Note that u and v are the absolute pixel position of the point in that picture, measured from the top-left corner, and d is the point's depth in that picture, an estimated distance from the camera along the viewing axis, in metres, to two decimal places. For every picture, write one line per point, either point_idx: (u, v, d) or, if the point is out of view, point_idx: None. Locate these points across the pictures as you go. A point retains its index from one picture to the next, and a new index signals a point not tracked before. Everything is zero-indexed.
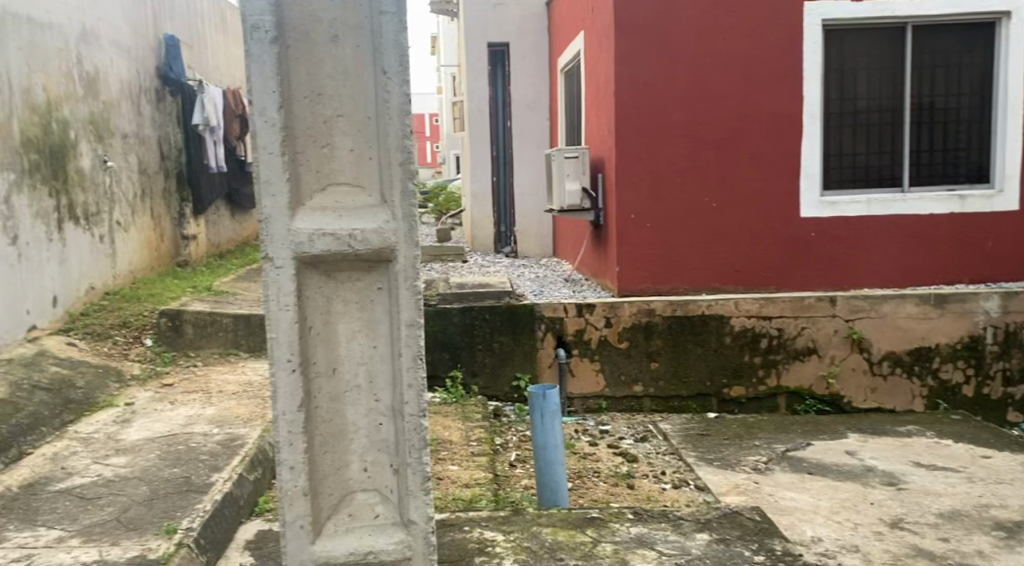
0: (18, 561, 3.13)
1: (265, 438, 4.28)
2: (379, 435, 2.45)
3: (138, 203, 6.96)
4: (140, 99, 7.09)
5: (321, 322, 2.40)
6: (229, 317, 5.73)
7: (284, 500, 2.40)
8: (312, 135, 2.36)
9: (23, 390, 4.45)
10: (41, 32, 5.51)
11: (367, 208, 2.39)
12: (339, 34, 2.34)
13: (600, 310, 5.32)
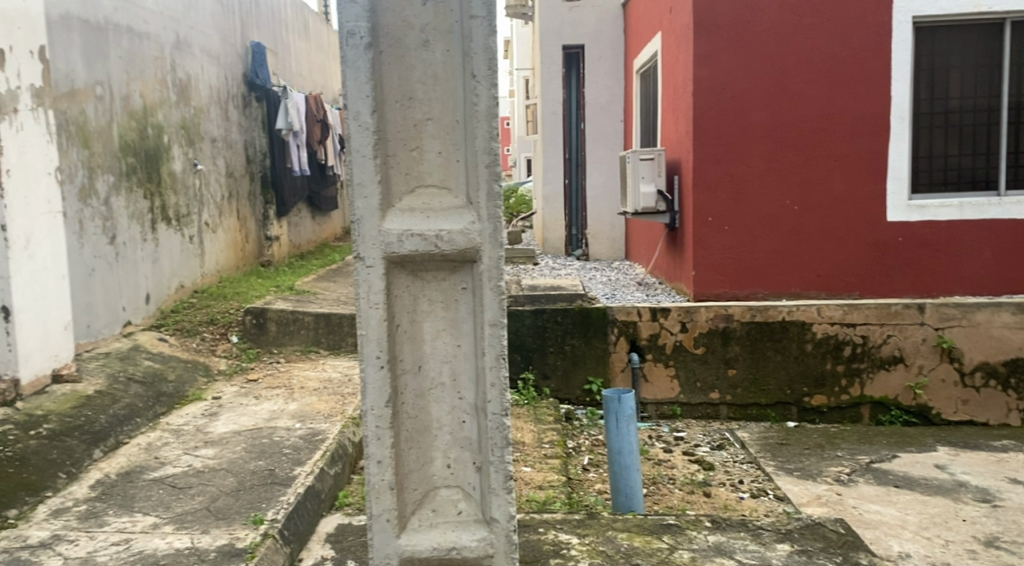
0: (117, 544, 3.27)
1: (345, 433, 4.37)
2: (462, 433, 2.50)
3: (224, 205, 7.17)
4: (228, 105, 7.32)
5: (407, 320, 2.46)
6: (310, 316, 5.86)
7: (370, 493, 2.46)
8: (402, 139, 2.42)
9: (120, 382, 4.63)
10: (140, 41, 5.73)
11: (454, 209, 2.43)
12: (430, 39, 2.39)
13: (676, 315, 5.29)
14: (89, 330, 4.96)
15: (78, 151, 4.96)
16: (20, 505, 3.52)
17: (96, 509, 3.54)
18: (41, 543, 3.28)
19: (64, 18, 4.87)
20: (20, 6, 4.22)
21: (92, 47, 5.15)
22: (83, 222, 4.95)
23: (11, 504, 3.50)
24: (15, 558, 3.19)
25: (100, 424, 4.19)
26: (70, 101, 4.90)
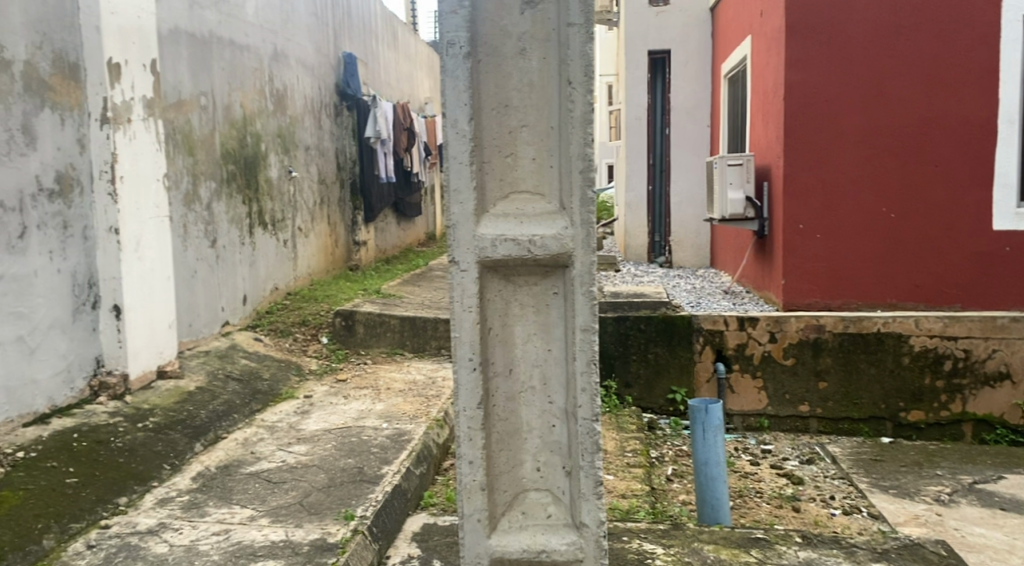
0: (217, 534, 3.38)
1: (430, 434, 4.44)
2: (552, 437, 2.52)
3: (316, 210, 7.36)
4: (321, 113, 7.51)
5: (499, 323, 2.50)
6: (396, 319, 5.96)
7: (462, 492, 2.50)
8: (497, 146, 2.46)
9: (218, 380, 4.84)
10: (241, 53, 5.93)
11: (547, 215, 2.46)
12: (528, 47, 2.43)
13: (764, 324, 5.21)
14: (191, 329, 5.15)
15: (184, 158, 5.16)
16: (129, 493, 3.67)
17: (197, 500, 3.67)
18: (148, 530, 3.42)
19: (174, 31, 5.08)
20: (136, 20, 4.46)
21: (199, 60, 5.36)
22: (186, 226, 5.15)
23: (121, 491, 3.65)
24: (125, 543, 3.33)
25: (201, 419, 4.35)
26: (177, 111, 5.10)
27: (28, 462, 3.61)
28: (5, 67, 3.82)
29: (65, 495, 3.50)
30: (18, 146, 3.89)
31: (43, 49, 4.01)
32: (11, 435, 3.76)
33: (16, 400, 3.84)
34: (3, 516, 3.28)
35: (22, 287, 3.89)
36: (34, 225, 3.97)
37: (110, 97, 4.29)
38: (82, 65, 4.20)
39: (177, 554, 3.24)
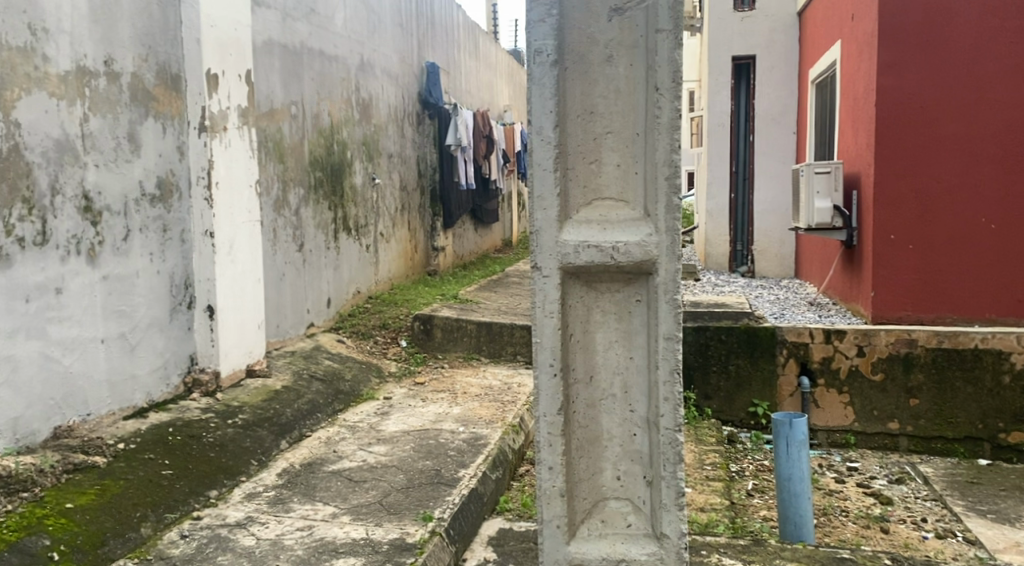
0: (301, 530, 3.46)
1: (506, 440, 4.46)
2: (633, 445, 2.51)
3: (397, 217, 7.47)
4: (405, 122, 7.62)
5: (580, 330, 2.50)
6: (473, 324, 5.99)
7: (542, 498, 2.51)
8: (582, 152, 2.46)
9: (303, 379, 4.95)
10: (330, 63, 6.06)
11: (631, 221, 2.45)
12: (614, 55, 2.43)
13: (852, 338, 5.09)
14: (278, 330, 5.30)
15: (274, 165, 5.29)
16: (219, 487, 3.78)
17: (283, 496, 3.76)
18: (237, 523, 3.52)
19: (268, 43, 5.22)
20: (232, 33, 4.60)
21: (290, 71, 5.50)
22: (276, 230, 5.29)
23: (212, 484, 3.77)
24: (216, 534, 3.43)
25: (287, 417, 4.46)
26: (270, 120, 5.24)
27: (127, 453, 3.73)
28: (115, 78, 3.99)
29: (161, 486, 3.61)
30: (124, 153, 4.04)
31: (149, 61, 4.17)
32: (112, 427, 3.90)
33: (118, 394, 3.99)
34: (105, 504, 3.39)
35: (125, 286, 4.05)
36: (136, 227, 4.12)
37: (208, 106, 4.43)
38: (183, 75, 4.36)
39: (263, 547, 3.33)
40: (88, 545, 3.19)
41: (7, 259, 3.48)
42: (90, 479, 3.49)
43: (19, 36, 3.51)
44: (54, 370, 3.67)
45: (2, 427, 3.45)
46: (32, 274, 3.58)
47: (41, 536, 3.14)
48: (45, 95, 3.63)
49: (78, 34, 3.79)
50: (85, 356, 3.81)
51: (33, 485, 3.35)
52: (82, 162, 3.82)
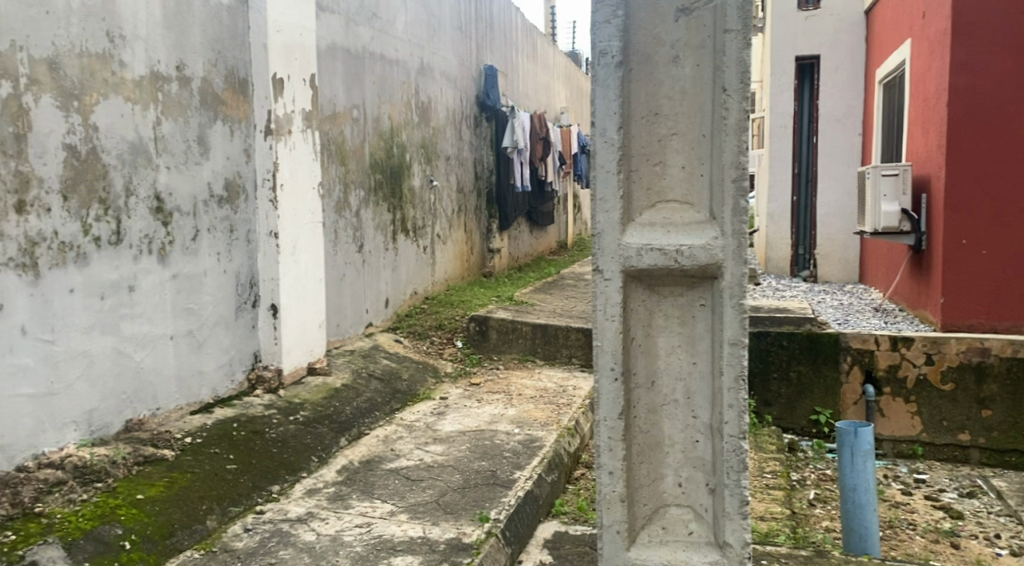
0: (360, 527, 3.49)
1: (561, 443, 4.43)
2: (695, 453, 2.46)
3: (454, 218, 7.49)
4: (462, 124, 7.65)
5: (642, 333, 2.46)
6: (528, 326, 5.97)
7: (601, 503, 2.49)
8: (646, 154, 2.43)
9: (362, 378, 4.99)
10: (391, 67, 6.09)
11: (696, 224, 2.41)
12: (681, 55, 2.38)
13: (920, 345, 4.96)
14: (338, 329, 5.35)
15: (336, 167, 5.35)
16: (282, 481, 3.83)
17: (342, 492, 3.80)
18: (297, 518, 3.55)
19: (331, 48, 5.28)
20: (298, 38, 4.65)
21: (352, 75, 5.54)
22: (337, 232, 5.35)
23: (275, 479, 3.81)
24: (278, 528, 3.46)
25: (345, 415, 4.50)
26: (332, 123, 5.30)
27: (194, 446, 3.79)
28: (186, 83, 4.06)
29: (226, 480, 3.66)
30: (194, 155, 4.11)
31: (218, 66, 4.23)
32: (180, 421, 4.00)
33: (186, 389, 4.09)
34: (173, 496, 3.45)
35: (193, 285, 4.12)
36: (205, 228, 4.19)
37: (273, 110, 4.49)
38: (250, 80, 4.42)
39: (323, 543, 3.35)
40: (158, 535, 3.24)
41: (84, 258, 3.57)
42: (160, 472, 3.56)
43: (98, 43, 3.60)
44: (127, 365, 3.77)
45: (77, 420, 3.55)
46: (107, 273, 3.67)
47: (115, 525, 3.20)
48: (121, 100, 3.71)
49: (153, 40, 3.86)
50: (155, 352, 3.90)
51: (106, 476, 3.44)
52: (155, 164, 3.90)
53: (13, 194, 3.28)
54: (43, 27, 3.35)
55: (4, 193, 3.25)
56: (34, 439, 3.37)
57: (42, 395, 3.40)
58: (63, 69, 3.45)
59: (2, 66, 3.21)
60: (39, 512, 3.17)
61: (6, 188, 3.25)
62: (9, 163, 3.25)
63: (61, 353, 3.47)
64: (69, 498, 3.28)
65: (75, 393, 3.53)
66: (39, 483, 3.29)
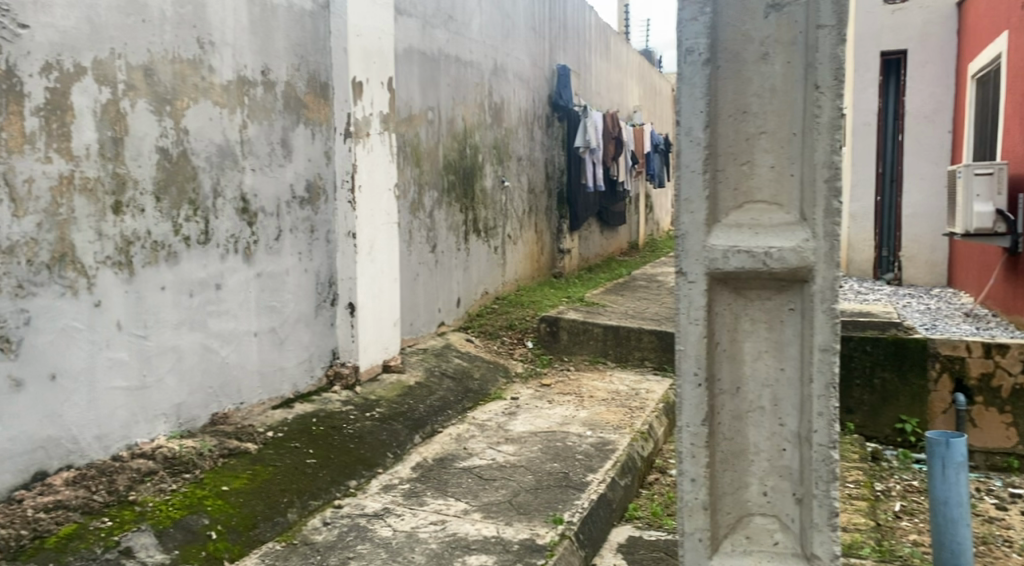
0: (435, 524, 3.48)
1: (635, 446, 4.38)
2: (782, 461, 2.39)
3: (525, 219, 7.47)
4: (535, 125, 7.63)
5: (727, 338, 2.40)
6: (600, 327, 5.91)
7: (683, 510, 2.42)
8: (734, 153, 2.36)
9: (435, 376, 5.00)
10: (465, 69, 6.10)
11: (786, 225, 2.33)
12: (771, 52, 2.31)
13: (1015, 353, 4.76)
14: (412, 328, 5.39)
15: (411, 169, 5.39)
16: (359, 477, 3.85)
17: (417, 489, 3.80)
18: (374, 513, 3.57)
19: (408, 50, 5.31)
20: (377, 43, 4.68)
21: (428, 77, 5.57)
22: (411, 232, 5.39)
23: (352, 474, 3.84)
24: (355, 523, 3.48)
25: (419, 413, 4.52)
26: (408, 125, 5.33)
27: (276, 440, 3.85)
28: (270, 87, 4.12)
29: (306, 474, 3.69)
30: (278, 157, 4.17)
31: (300, 70, 4.29)
32: (262, 415, 4.07)
33: (268, 384, 4.16)
34: (257, 488, 3.49)
35: (275, 283, 4.19)
36: (287, 228, 4.25)
37: (353, 114, 4.53)
38: (331, 84, 4.47)
39: (399, 539, 3.36)
40: (243, 526, 3.29)
41: (174, 257, 3.68)
42: (244, 464, 3.61)
43: (189, 50, 3.69)
44: (214, 360, 3.86)
45: (167, 413, 3.66)
46: (195, 271, 3.77)
47: (202, 515, 3.25)
48: (210, 104, 3.80)
49: (240, 46, 3.94)
50: (239, 348, 3.99)
51: (193, 468, 3.50)
52: (241, 166, 3.98)
53: (110, 195, 3.40)
54: (139, 35, 3.47)
55: (102, 194, 3.37)
56: (128, 430, 3.49)
57: (135, 388, 3.52)
58: (157, 75, 3.56)
59: (101, 73, 3.34)
60: (132, 500, 3.24)
61: (104, 190, 3.38)
62: (107, 165, 3.38)
63: (153, 348, 3.58)
64: (160, 488, 3.34)
65: (165, 387, 3.64)
66: (133, 472, 3.37)
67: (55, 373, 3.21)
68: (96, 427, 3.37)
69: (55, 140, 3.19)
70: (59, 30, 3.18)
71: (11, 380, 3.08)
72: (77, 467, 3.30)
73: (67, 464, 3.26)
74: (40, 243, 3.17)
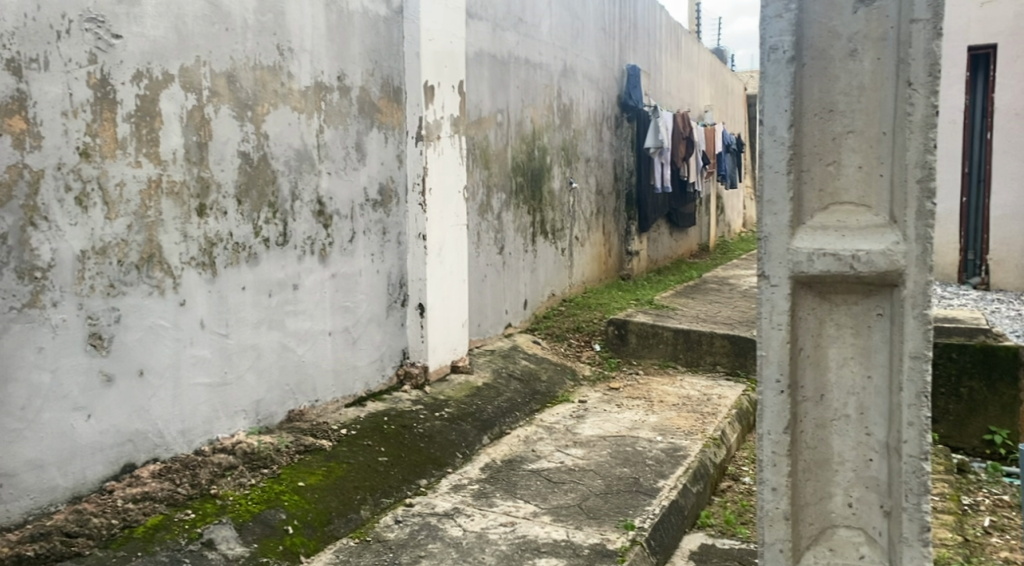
0: (505, 525, 3.46)
1: (707, 453, 4.29)
2: (868, 472, 2.30)
3: (593, 221, 7.42)
4: (603, 125, 7.57)
5: (811, 343, 2.32)
6: (670, 331, 5.82)
7: (763, 520, 2.36)
8: (819, 153, 2.28)
9: (502, 377, 4.99)
10: (535, 70, 6.08)
11: (875, 228, 2.24)
12: (859, 48, 2.23)
13: None
14: (479, 329, 5.39)
15: (480, 171, 5.39)
16: (429, 476, 3.85)
17: (486, 490, 3.79)
18: (445, 513, 3.56)
19: (479, 53, 5.31)
20: (449, 46, 4.68)
21: (498, 79, 5.56)
22: (480, 233, 5.39)
23: (423, 473, 3.84)
24: (427, 522, 3.48)
25: (488, 414, 4.50)
26: (478, 128, 5.34)
27: (349, 438, 3.87)
28: (346, 92, 4.15)
29: (378, 472, 3.71)
30: (352, 161, 4.21)
31: (375, 75, 4.31)
32: (336, 413, 4.11)
33: (341, 383, 4.20)
34: (331, 484, 3.52)
35: (350, 284, 4.23)
36: (361, 230, 4.28)
37: (424, 117, 4.54)
38: (403, 88, 4.49)
39: (470, 539, 3.34)
40: (318, 522, 3.32)
41: (255, 258, 3.73)
42: (319, 461, 3.64)
43: (270, 56, 3.74)
44: (290, 359, 3.91)
45: (247, 409, 3.71)
46: (274, 271, 3.82)
47: (279, 510, 3.28)
48: (290, 109, 3.85)
49: (318, 52, 3.98)
50: (315, 347, 4.03)
51: (271, 463, 3.54)
52: (318, 169, 4.02)
53: (195, 197, 3.46)
54: (223, 43, 3.52)
55: (187, 197, 3.43)
56: (210, 425, 3.55)
57: (218, 384, 3.57)
58: (239, 82, 3.61)
59: (188, 80, 3.40)
60: (214, 493, 3.30)
61: (189, 193, 3.44)
62: (192, 169, 3.44)
63: (234, 346, 3.64)
64: (240, 482, 3.39)
65: (245, 384, 3.69)
66: (214, 466, 3.43)
67: (143, 369, 3.28)
68: (181, 422, 3.44)
69: (145, 145, 3.26)
70: (150, 39, 3.25)
71: (103, 375, 3.15)
72: (163, 459, 3.37)
73: (153, 456, 3.34)
74: (131, 244, 3.24)
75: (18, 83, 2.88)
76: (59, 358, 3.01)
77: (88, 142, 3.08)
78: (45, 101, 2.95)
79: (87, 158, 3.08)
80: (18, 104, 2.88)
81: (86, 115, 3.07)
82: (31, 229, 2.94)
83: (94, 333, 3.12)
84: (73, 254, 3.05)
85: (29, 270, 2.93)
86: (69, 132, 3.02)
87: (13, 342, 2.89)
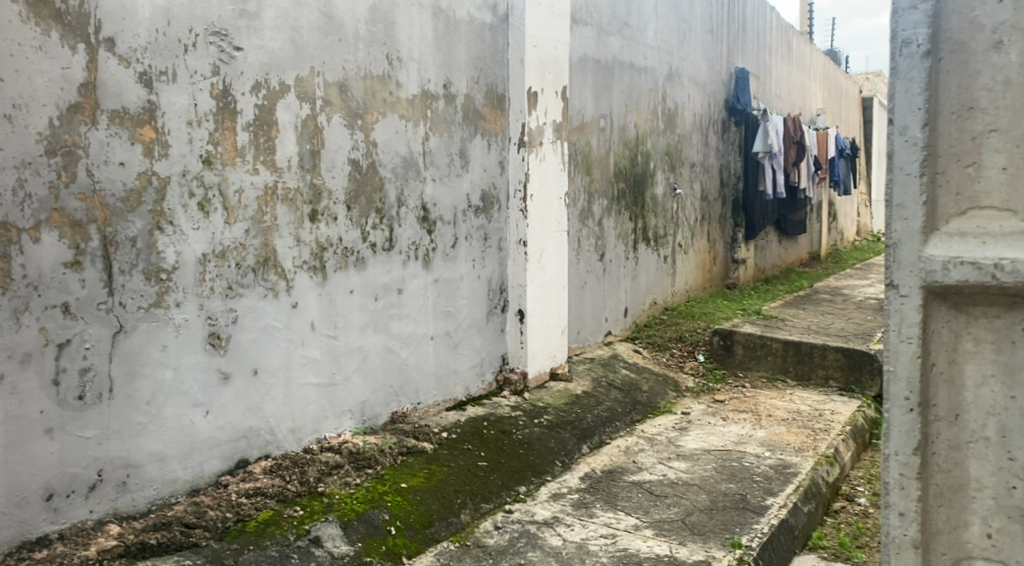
0: (605, 537, 3.35)
1: (819, 471, 4.08)
2: (1010, 501, 2.01)
3: (698, 227, 7.24)
4: (710, 129, 7.37)
5: (945, 360, 2.05)
6: (779, 342, 5.60)
7: (888, 547, 2.12)
8: (956, 154, 2.01)
9: (602, 386, 4.87)
10: (640, 75, 5.95)
11: (1020, 235, 1.94)
12: (1005, 40, 1.95)
13: None
14: (579, 336, 5.30)
15: (582, 177, 5.31)
16: (528, 483, 3.78)
17: (586, 500, 3.69)
18: (544, 521, 3.48)
19: (583, 59, 5.22)
20: (554, 53, 4.60)
21: (601, 85, 5.47)
22: (581, 240, 5.30)
23: (522, 480, 3.76)
24: (526, 529, 3.40)
25: (587, 422, 4.40)
26: (581, 133, 5.25)
27: (449, 441, 3.83)
28: (451, 100, 4.12)
29: (478, 476, 3.65)
30: (456, 168, 4.17)
31: (479, 82, 4.27)
32: (437, 417, 4.08)
33: (443, 387, 4.18)
34: (432, 487, 3.48)
35: (452, 289, 4.19)
36: (463, 236, 4.25)
37: (528, 123, 4.48)
38: (508, 95, 4.45)
39: (570, 549, 3.25)
40: (419, 524, 3.28)
41: (362, 262, 3.73)
42: (420, 462, 3.62)
43: (379, 65, 3.73)
44: (394, 361, 3.90)
45: (352, 410, 3.71)
46: (380, 275, 3.81)
47: (382, 510, 3.26)
48: (397, 117, 3.84)
49: (425, 61, 3.95)
50: (418, 350, 4.01)
51: (376, 463, 3.52)
52: (423, 176, 4.00)
53: (308, 203, 3.48)
54: (335, 53, 3.53)
55: (301, 203, 3.45)
56: (318, 424, 3.56)
57: (325, 385, 3.58)
58: (350, 91, 3.61)
59: (303, 90, 3.42)
60: (321, 491, 3.29)
61: (302, 199, 3.46)
62: (305, 176, 3.46)
63: (341, 348, 3.64)
64: (345, 481, 3.38)
65: (351, 386, 3.69)
66: (322, 465, 3.43)
67: (258, 368, 3.31)
68: (291, 421, 3.45)
69: (262, 152, 3.29)
70: (268, 51, 3.28)
71: (220, 373, 3.18)
72: (274, 457, 3.39)
73: (265, 453, 3.36)
74: (248, 248, 3.26)
75: (149, 94, 2.93)
76: (181, 356, 3.05)
77: (210, 150, 3.12)
78: (173, 111, 3.00)
79: (210, 165, 3.12)
80: (148, 114, 2.93)
81: (209, 124, 3.11)
82: (158, 233, 2.98)
83: (213, 332, 3.15)
84: (195, 256, 3.09)
85: (155, 271, 2.97)
86: (193, 140, 3.07)
87: (140, 340, 2.94)
